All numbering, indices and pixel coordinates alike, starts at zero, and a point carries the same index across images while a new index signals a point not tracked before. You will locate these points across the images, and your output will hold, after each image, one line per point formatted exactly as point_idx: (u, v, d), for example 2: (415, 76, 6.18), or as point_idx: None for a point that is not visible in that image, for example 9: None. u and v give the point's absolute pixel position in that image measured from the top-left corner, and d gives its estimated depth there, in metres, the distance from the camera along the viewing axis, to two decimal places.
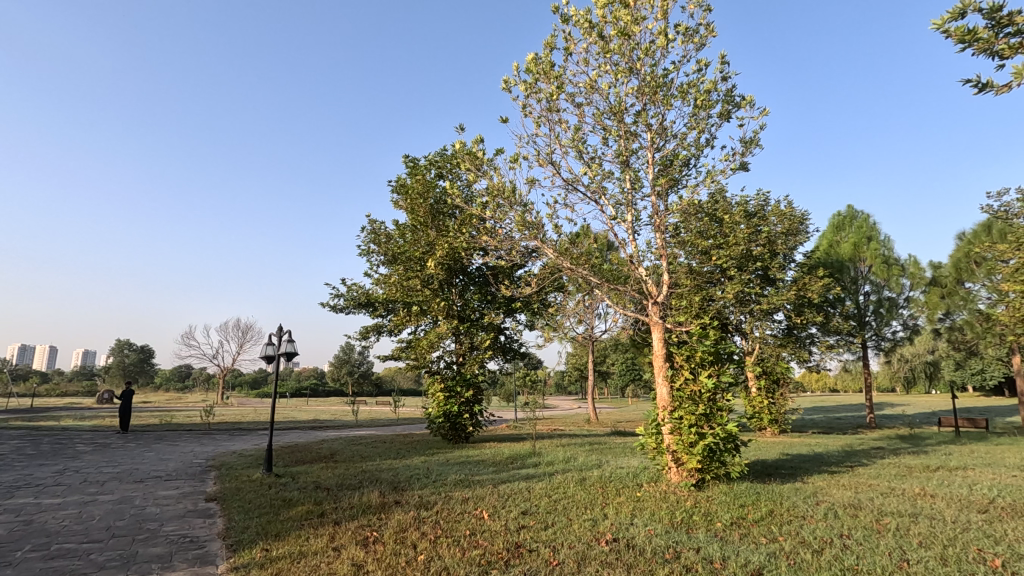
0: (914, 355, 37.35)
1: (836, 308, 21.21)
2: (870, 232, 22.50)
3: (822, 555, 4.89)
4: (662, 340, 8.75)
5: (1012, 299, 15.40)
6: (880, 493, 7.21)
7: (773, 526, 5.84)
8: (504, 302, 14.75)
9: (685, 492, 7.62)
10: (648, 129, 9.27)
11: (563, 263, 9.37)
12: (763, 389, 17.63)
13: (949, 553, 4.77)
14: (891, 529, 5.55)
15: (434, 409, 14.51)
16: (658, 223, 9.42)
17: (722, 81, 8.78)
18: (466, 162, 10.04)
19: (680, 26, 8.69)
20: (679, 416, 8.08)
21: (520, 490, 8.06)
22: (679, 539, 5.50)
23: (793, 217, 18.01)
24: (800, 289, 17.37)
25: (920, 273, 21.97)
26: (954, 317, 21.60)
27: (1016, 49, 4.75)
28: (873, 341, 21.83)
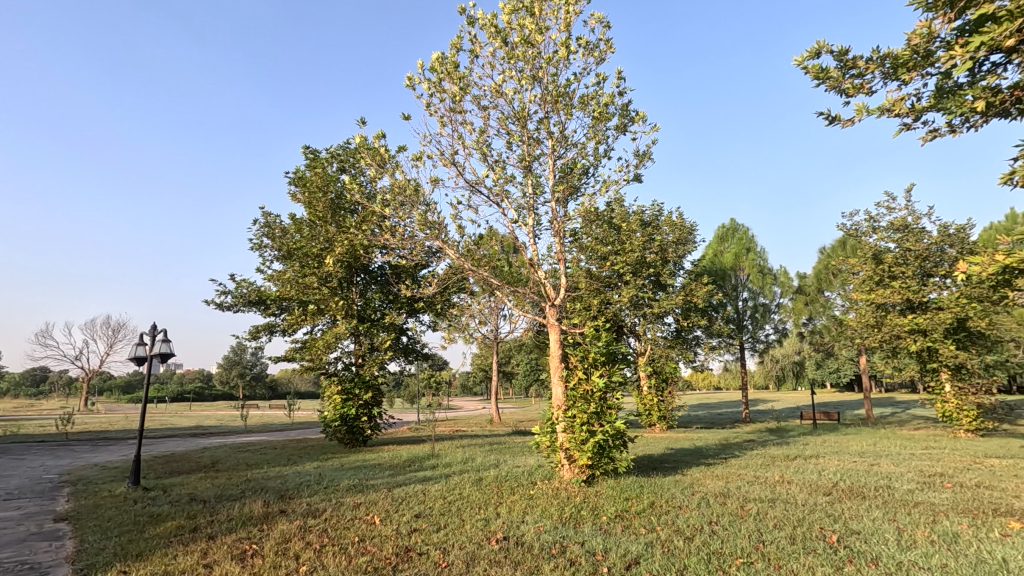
0: (784, 355, 41.51)
1: (718, 312, 23.02)
2: (749, 244, 24.80)
3: (692, 542, 5.29)
4: (559, 341, 9.00)
5: (860, 307, 17.58)
6: (746, 481, 7.93)
7: (652, 517, 6.22)
8: (406, 301, 14.45)
9: (576, 488, 7.91)
10: (550, 136, 9.56)
11: (464, 264, 9.44)
12: (652, 388, 18.72)
13: (797, 533, 5.37)
14: (752, 514, 6.12)
15: (330, 412, 13.90)
16: (558, 228, 9.72)
17: (619, 96, 9.24)
18: (367, 157, 9.77)
19: (582, 40, 9.02)
20: (572, 415, 8.37)
21: (415, 492, 7.94)
22: (566, 534, 5.70)
23: (683, 227, 19.33)
24: (687, 295, 18.70)
25: (789, 282, 24.53)
26: (814, 322, 24.46)
27: (858, 89, 5.48)
28: (750, 343, 23.89)
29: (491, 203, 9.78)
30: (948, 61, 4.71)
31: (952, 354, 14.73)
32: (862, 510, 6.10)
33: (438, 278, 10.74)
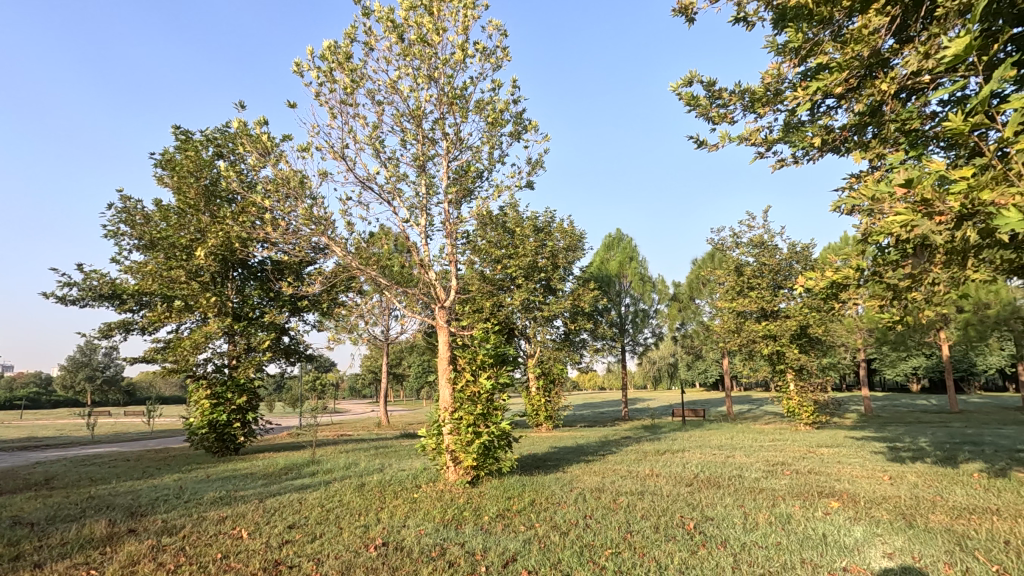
0: (660, 358, 44.77)
1: (603, 316, 24.32)
2: (631, 253, 26.54)
3: (567, 536, 5.54)
4: (448, 343, 8.99)
5: (724, 313, 19.52)
6: (619, 476, 8.47)
7: (532, 514, 6.42)
8: (288, 299, 13.63)
9: (460, 489, 7.93)
10: (445, 137, 9.55)
11: (351, 263, 9.11)
12: (540, 388, 19.24)
13: (660, 521, 5.83)
14: (623, 506, 6.55)
15: (196, 419, 12.67)
16: (450, 230, 9.71)
17: (513, 104, 9.47)
18: (248, 144, 9.11)
19: (479, 45, 9.11)
20: (459, 417, 8.37)
21: (290, 502, 7.50)
22: (447, 536, 5.70)
23: (573, 234, 20.17)
24: (575, 299, 19.55)
25: (665, 289, 26.59)
26: (686, 326, 26.76)
27: (721, 118, 6.18)
28: (630, 346, 25.45)
29: (382, 201, 9.55)
30: (792, 100, 5.40)
31: (795, 356, 16.65)
32: (717, 498, 6.77)
33: (323, 276, 10.25)
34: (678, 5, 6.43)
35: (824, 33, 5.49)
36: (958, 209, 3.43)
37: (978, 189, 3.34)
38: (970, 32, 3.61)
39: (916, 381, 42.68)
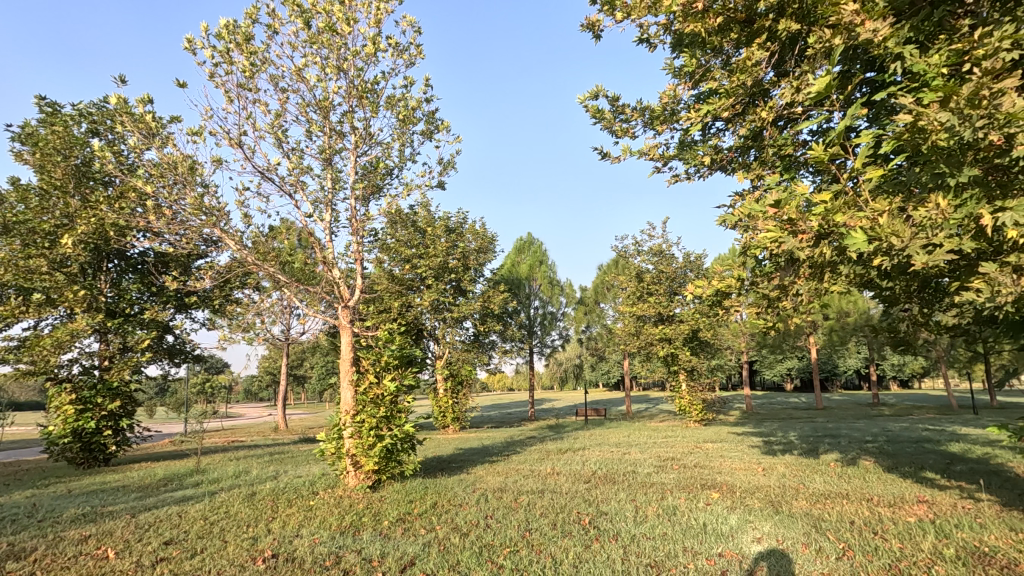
0: (566, 359, 46.04)
1: (513, 318, 24.67)
2: (541, 257, 27.20)
3: (467, 537, 5.56)
4: (350, 344, 8.69)
5: (626, 317, 20.51)
6: (521, 475, 8.62)
7: (433, 517, 6.37)
8: (173, 294, 12.50)
9: (360, 495, 7.68)
10: (353, 131, 9.25)
11: (247, 258, 8.56)
12: (448, 390, 19.10)
13: (558, 518, 6.01)
14: (523, 505, 6.67)
15: (57, 427, 11.18)
16: (357, 227, 9.41)
17: (426, 102, 9.38)
18: (129, 122, 8.30)
19: (391, 40, 8.93)
20: (361, 420, 8.11)
21: (168, 516, 6.88)
22: (343, 544, 5.50)
23: (485, 236, 20.23)
24: (485, 301, 19.66)
25: (572, 293, 27.48)
26: (591, 329, 27.83)
27: (624, 132, 6.56)
28: (538, 348, 25.98)
29: (283, 193, 9.07)
30: (686, 120, 5.80)
31: (688, 358, 17.84)
32: (611, 494, 7.10)
33: (214, 270, 9.52)
34: (586, 20, 6.67)
35: (715, 60, 5.95)
36: (816, 229, 3.87)
37: (832, 212, 3.78)
38: (830, 72, 4.06)
39: (790, 381, 47.27)
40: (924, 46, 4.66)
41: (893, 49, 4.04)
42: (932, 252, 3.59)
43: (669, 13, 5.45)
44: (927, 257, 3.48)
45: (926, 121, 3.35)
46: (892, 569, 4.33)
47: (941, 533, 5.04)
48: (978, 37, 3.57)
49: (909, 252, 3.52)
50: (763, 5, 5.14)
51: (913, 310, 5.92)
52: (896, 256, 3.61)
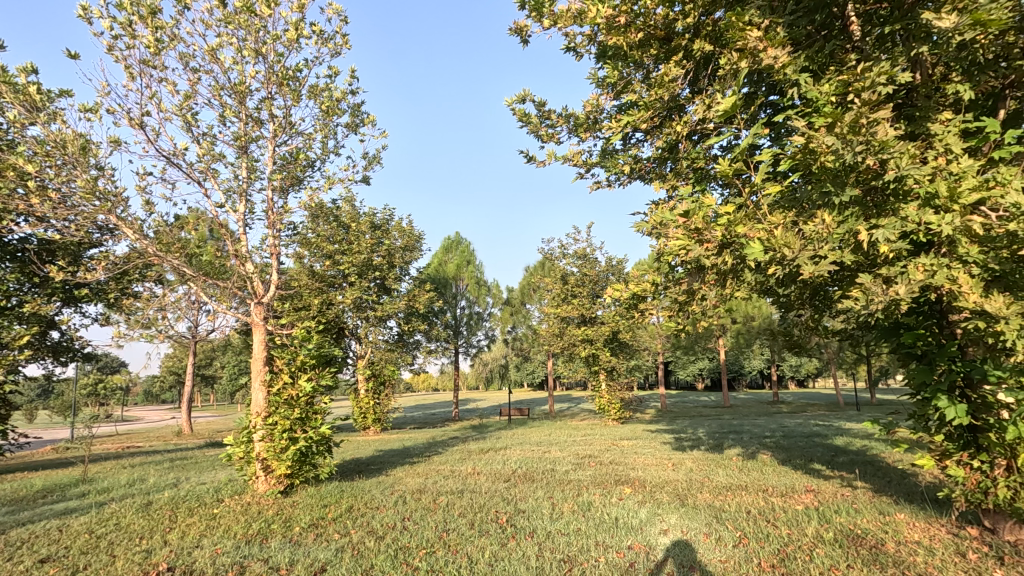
0: (492, 360, 46.17)
1: (438, 318, 24.45)
2: (469, 257, 27.20)
3: (383, 540, 5.45)
4: (264, 342, 8.27)
5: (551, 318, 20.92)
6: (441, 476, 8.57)
7: (348, 521, 6.20)
8: (60, 286, 11.32)
9: (270, 500, 7.32)
10: (272, 119, 8.82)
11: (147, 248, 7.93)
12: (369, 391, 18.61)
13: (476, 518, 6.03)
14: (442, 506, 6.64)
15: None
16: (273, 220, 8.97)
17: (351, 94, 9.12)
18: (8, 93, 7.43)
19: (316, 26, 8.61)
20: (273, 423, 7.74)
21: (46, 531, 6.21)
22: (248, 553, 5.22)
23: (412, 234, 19.92)
24: (410, 300, 19.39)
25: (499, 294, 27.67)
26: (517, 329, 28.17)
27: (549, 137, 6.77)
28: (464, 348, 25.92)
29: (191, 180, 8.50)
30: (607, 130, 6.02)
31: (608, 359, 18.46)
32: (530, 492, 7.21)
33: (109, 261, 8.74)
34: (514, 24, 6.75)
35: (636, 73, 6.21)
36: (720, 238, 4.15)
37: (734, 224, 4.07)
38: (736, 93, 4.36)
39: (702, 381, 50.10)
40: (817, 75, 5.12)
41: (791, 75, 4.41)
42: (818, 262, 3.95)
43: (593, 24, 5.63)
44: (813, 267, 3.84)
45: (816, 143, 3.69)
46: (780, 553, 4.71)
47: (822, 518, 5.54)
48: (859, 71, 3.98)
49: (798, 262, 3.86)
50: (680, 25, 5.44)
51: (804, 315, 6.48)
52: (788, 265, 3.95)
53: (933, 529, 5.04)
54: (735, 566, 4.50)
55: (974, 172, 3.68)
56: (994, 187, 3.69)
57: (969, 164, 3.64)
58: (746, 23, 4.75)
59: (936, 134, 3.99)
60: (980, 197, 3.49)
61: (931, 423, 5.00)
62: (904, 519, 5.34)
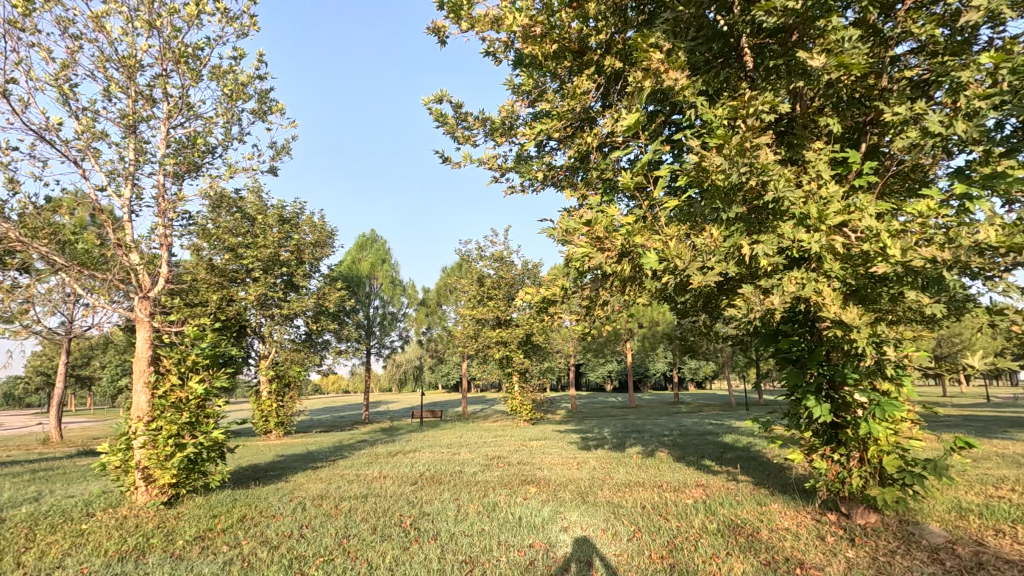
0: (406, 361, 45.30)
1: (350, 317, 23.63)
2: (384, 255, 26.57)
3: (277, 550, 5.18)
4: (149, 341, 7.61)
5: (466, 320, 20.90)
6: (345, 481, 8.30)
7: (239, 531, 5.83)
8: None
9: (151, 512, 6.71)
10: (167, 99, 8.16)
11: (8, 232, 7.06)
12: (272, 393, 17.63)
13: (379, 523, 5.89)
14: (343, 512, 6.42)
15: None
16: (165, 207, 8.28)
17: (258, 80, 8.66)
18: None
19: (221, 4, 8.10)
20: (157, 428, 7.13)
21: None
22: (121, 571, 4.76)
23: (324, 229, 19.17)
24: (320, 298, 18.66)
25: (414, 294, 27.26)
26: (432, 331, 27.86)
27: (464, 139, 6.90)
28: (376, 349, 25.24)
29: (67, 160, 7.68)
30: (522, 136, 6.15)
31: (521, 361, 18.72)
32: (436, 494, 7.15)
33: None
34: (431, 24, 6.71)
35: (551, 83, 6.39)
36: (620, 247, 4.37)
37: (633, 234, 4.31)
38: (640, 109, 4.62)
39: (610, 383, 52.13)
40: (714, 99, 5.55)
41: (689, 97, 4.73)
42: (706, 273, 4.28)
43: (510, 32, 5.73)
44: (702, 278, 4.15)
45: (708, 163, 3.98)
46: (669, 545, 5.01)
47: (708, 511, 5.98)
48: (747, 99, 4.35)
49: (689, 272, 4.15)
50: (593, 41, 5.66)
51: (698, 321, 6.96)
52: (680, 275, 4.24)
53: (800, 517, 5.59)
54: (628, 559, 4.73)
55: (838, 197, 4.13)
56: (855, 212, 4.16)
57: (835, 190, 4.08)
58: (652, 46, 5.04)
59: (810, 161, 4.44)
60: (842, 219, 3.92)
61: (802, 421, 5.55)
62: (777, 509, 5.89)
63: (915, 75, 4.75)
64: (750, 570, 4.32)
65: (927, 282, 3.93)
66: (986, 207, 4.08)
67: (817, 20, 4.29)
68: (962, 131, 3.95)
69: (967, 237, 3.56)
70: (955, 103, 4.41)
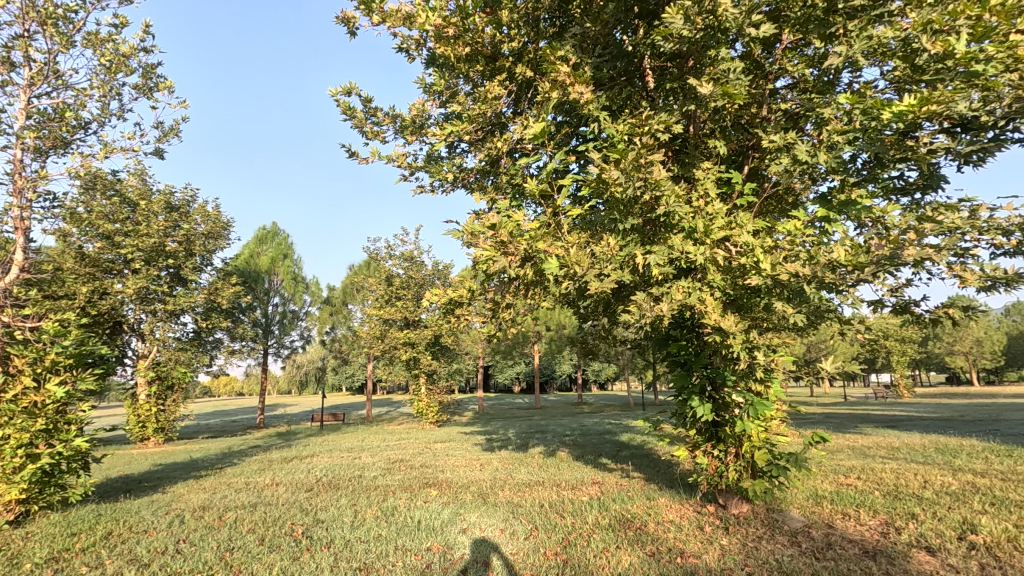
0: (307, 362, 43.17)
1: (246, 315, 22.14)
2: (287, 250, 25.19)
3: (147, 568, 4.73)
4: None
5: (373, 320, 20.33)
6: (233, 490, 7.77)
7: (102, 550, 5.25)
8: None
9: None
10: (30, 64, 7.24)
11: None
12: (152, 396, 16.08)
13: (267, 533, 5.56)
14: (228, 523, 6.00)
15: None
16: (24, 186, 7.32)
17: (143, 53, 7.93)
18: None
19: None
20: (3, 437, 6.26)
21: None
22: None
23: (218, 220, 17.85)
24: (211, 294, 17.32)
25: (318, 292, 26.08)
26: (336, 331, 26.79)
27: (374, 134, 6.77)
28: (274, 349, 23.83)
29: None
30: (432, 136, 6.11)
31: (428, 363, 18.49)
32: (332, 501, 6.88)
33: None
34: (341, 13, 6.49)
35: (463, 86, 6.41)
36: (521, 252, 4.47)
37: (535, 240, 4.43)
38: (546, 118, 4.76)
39: (518, 385, 52.90)
40: (617, 114, 5.84)
41: (594, 111, 4.94)
42: (603, 280, 4.49)
43: (423, 31, 5.69)
44: (598, 284, 4.36)
45: (607, 175, 4.19)
46: (563, 541, 5.20)
47: (602, 507, 6.27)
48: (645, 117, 4.63)
49: (587, 278, 4.35)
50: (505, 48, 5.75)
51: (598, 325, 7.28)
52: (578, 281, 4.41)
53: (683, 509, 6.01)
54: (524, 557, 4.83)
55: (722, 214, 4.50)
56: (736, 228, 4.55)
57: (718, 207, 4.44)
58: (561, 58, 5.21)
59: (699, 179, 4.80)
60: (724, 235, 4.27)
61: (688, 420, 5.96)
62: (664, 502, 6.29)
63: (789, 108, 5.30)
64: (636, 562, 4.58)
65: (792, 294, 4.41)
66: (840, 229, 4.65)
67: (708, 50, 4.66)
68: (823, 161, 4.47)
69: (825, 255, 4.02)
70: (820, 136, 4.97)
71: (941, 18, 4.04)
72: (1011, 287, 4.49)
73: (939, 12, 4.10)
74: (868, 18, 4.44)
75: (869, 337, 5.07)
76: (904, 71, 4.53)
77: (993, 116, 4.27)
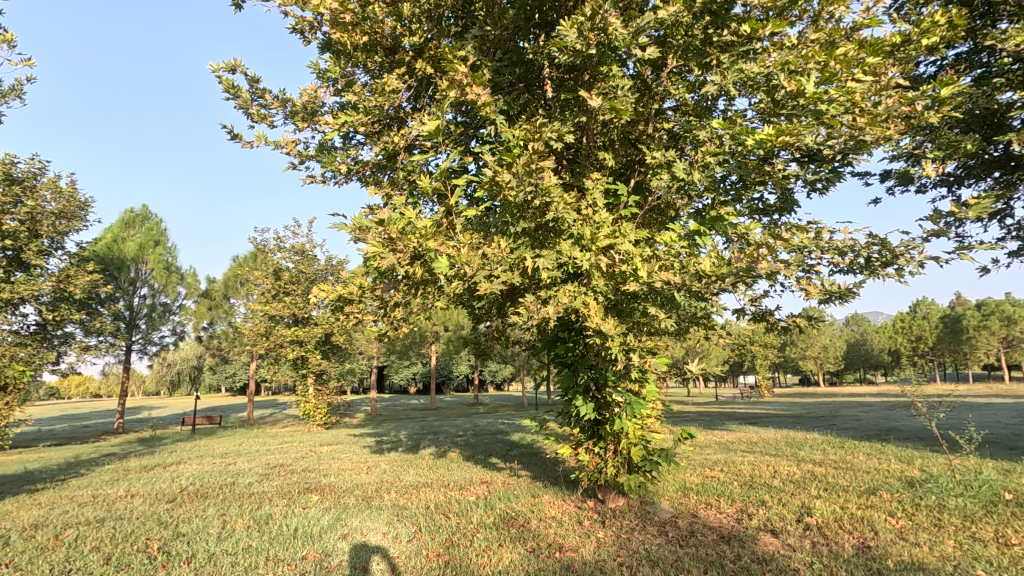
0: (180, 361, 39.35)
1: (105, 306, 19.73)
2: (159, 237, 22.80)
3: None
4: None
5: (258, 316, 19.03)
6: (77, 503, 6.86)
7: None
8: None
9: None
10: None
11: None
12: None
13: (115, 551, 4.97)
14: (67, 542, 5.28)
15: None
16: None
17: None
18: None
19: None
20: None
21: None
22: None
23: (72, 198, 15.77)
24: (60, 282, 15.22)
25: (195, 284, 23.89)
26: (215, 327, 24.69)
27: (260, 117, 6.32)
28: (139, 345, 21.44)
29: None
30: (324, 125, 5.82)
31: (317, 362, 17.62)
32: (197, 511, 6.31)
33: None
34: None
35: (360, 76, 6.20)
36: (412, 250, 4.39)
37: (427, 238, 4.38)
38: (443, 116, 4.72)
39: (414, 386, 52.03)
40: (515, 119, 5.94)
41: (491, 114, 5.00)
42: (493, 280, 4.54)
43: (317, 13, 5.42)
44: (488, 285, 4.42)
45: (500, 178, 4.24)
46: (447, 542, 5.18)
47: (488, 506, 6.33)
48: (539, 125, 4.75)
49: (477, 279, 4.38)
50: (406, 42, 5.64)
51: (491, 326, 7.34)
52: (469, 280, 4.42)
53: (565, 505, 6.24)
54: (406, 560, 4.75)
55: (608, 223, 4.74)
56: (619, 236, 4.81)
57: (604, 216, 4.66)
58: (461, 58, 5.20)
59: (589, 188, 5.01)
60: (608, 243, 4.49)
61: (572, 419, 6.20)
62: (547, 499, 6.50)
63: (671, 128, 5.72)
64: (516, 558, 4.68)
65: (665, 301, 4.75)
66: (710, 243, 5.08)
67: (600, 66, 4.90)
68: (698, 180, 4.86)
69: (694, 266, 4.37)
70: (695, 156, 5.41)
71: (796, 60, 4.58)
72: (844, 300, 5.17)
73: (795, 54, 4.63)
74: (739, 53, 4.91)
75: (731, 341, 5.58)
76: (766, 103, 5.06)
77: (834, 150, 4.89)
